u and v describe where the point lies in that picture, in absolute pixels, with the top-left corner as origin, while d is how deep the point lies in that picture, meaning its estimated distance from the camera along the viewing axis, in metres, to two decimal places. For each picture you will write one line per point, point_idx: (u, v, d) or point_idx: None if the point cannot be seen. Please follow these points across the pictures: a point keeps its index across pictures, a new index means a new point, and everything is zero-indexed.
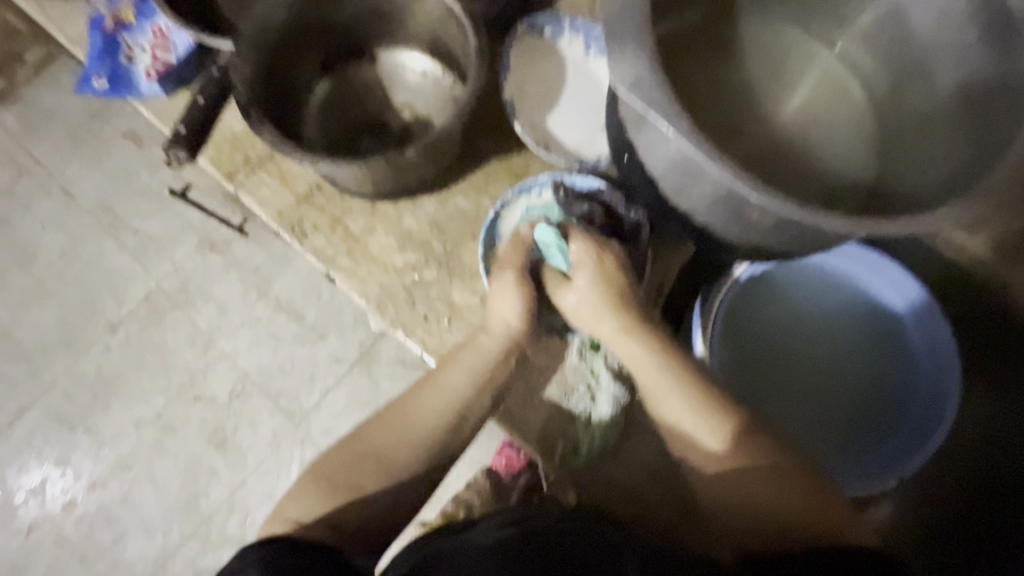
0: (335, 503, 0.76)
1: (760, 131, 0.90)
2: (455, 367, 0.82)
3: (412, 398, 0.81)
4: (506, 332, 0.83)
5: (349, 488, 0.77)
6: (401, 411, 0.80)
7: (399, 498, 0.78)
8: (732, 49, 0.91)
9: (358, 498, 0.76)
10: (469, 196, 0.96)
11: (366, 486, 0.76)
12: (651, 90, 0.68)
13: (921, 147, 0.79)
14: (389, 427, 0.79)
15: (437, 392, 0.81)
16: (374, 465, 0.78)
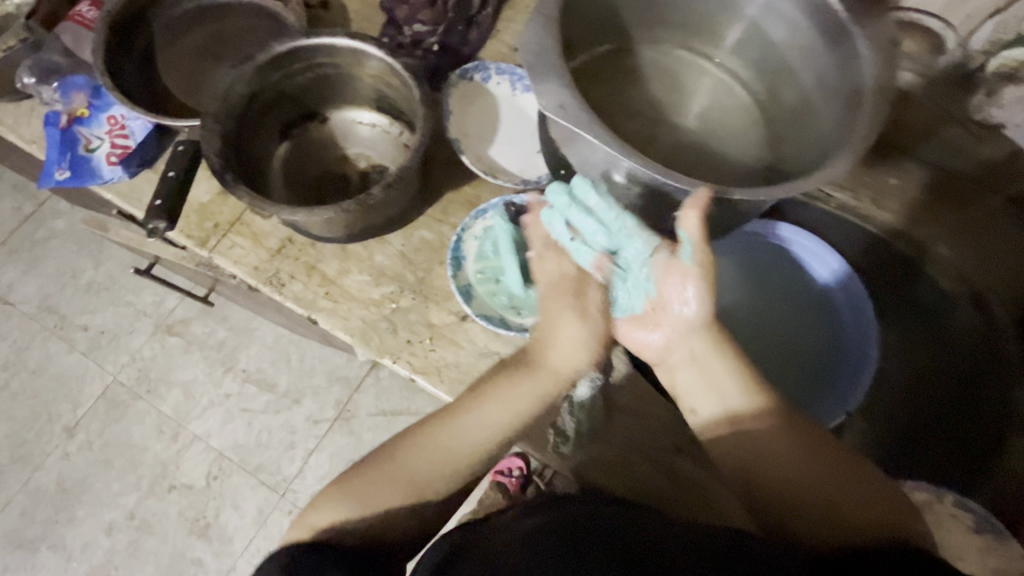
0: (369, 513, 0.80)
1: (672, 138, 1.12)
2: (512, 393, 0.89)
3: (463, 418, 0.86)
4: (573, 375, 0.92)
5: (374, 500, 0.80)
6: (452, 432, 0.86)
7: (421, 517, 0.82)
8: (635, 77, 1.15)
9: (382, 514, 0.80)
10: (432, 227, 1.05)
11: (390, 502, 0.80)
12: (572, 106, 0.79)
13: (804, 129, 1.01)
14: (428, 441, 0.85)
15: (480, 419, 0.87)
16: (414, 480, 0.82)
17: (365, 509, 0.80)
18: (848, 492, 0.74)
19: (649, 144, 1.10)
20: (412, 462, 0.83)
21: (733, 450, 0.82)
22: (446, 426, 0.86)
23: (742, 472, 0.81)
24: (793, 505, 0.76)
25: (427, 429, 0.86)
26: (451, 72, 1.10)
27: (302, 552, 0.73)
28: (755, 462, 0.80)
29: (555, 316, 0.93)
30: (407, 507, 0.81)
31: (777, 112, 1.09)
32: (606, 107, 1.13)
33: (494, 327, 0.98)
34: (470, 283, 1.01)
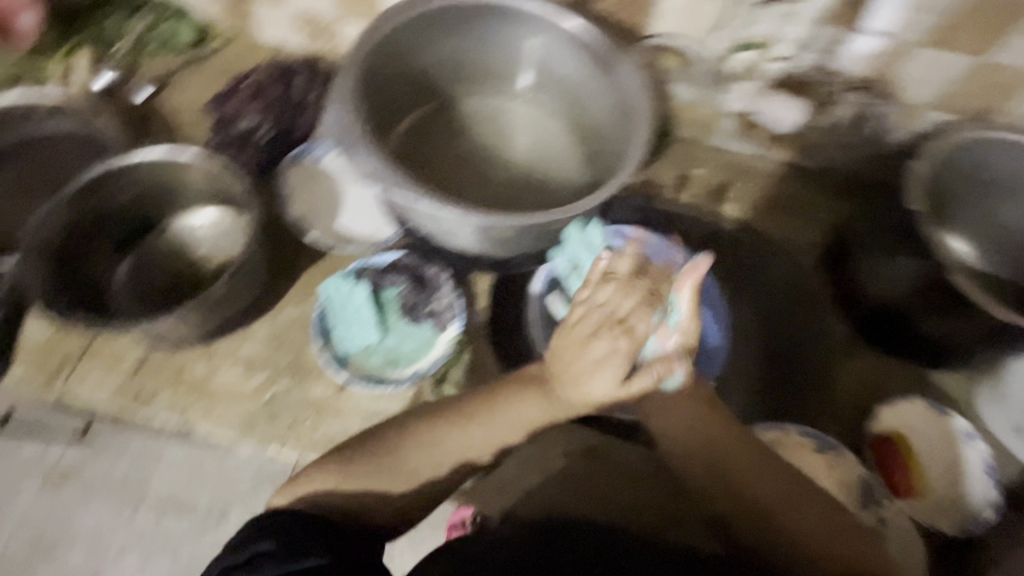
0: (357, 500, 0.70)
1: (506, 177, 1.22)
2: (516, 414, 0.73)
3: (470, 429, 0.74)
4: (585, 399, 0.70)
5: (349, 484, 0.71)
6: (462, 439, 0.74)
7: (388, 505, 0.72)
8: (459, 130, 1.25)
9: (352, 501, 0.70)
10: (295, 306, 1.08)
11: (360, 487, 0.71)
12: (383, 175, 0.89)
13: (610, 150, 1.15)
14: (426, 439, 0.74)
15: (482, 434, 0.74)
16: (414, 477, 0.73)
17: (343, 483, 0.71)
18: (811, 527, 0.70)
19: (478, 187, 1.20)
20: (412, 451, 0.73)
21: (688, 449, 0.76)
22: (450, 427, 0.74)
23: (725, 494, 0.74)
24: (754, 533, 0.72)
25: (438, 423, 0.75)
26: (282, 160, 1.15)
27: (284, 519, 0.64)
28: (729, 475, 0.74)
29: (596, 356, 0.67)
30: (405, 501, 0.72)
31: (585, 134, 1.22)
32: (431, 162, 1.22)
33: (371, 387, 1.00)
34: (341, 351, 1.03)
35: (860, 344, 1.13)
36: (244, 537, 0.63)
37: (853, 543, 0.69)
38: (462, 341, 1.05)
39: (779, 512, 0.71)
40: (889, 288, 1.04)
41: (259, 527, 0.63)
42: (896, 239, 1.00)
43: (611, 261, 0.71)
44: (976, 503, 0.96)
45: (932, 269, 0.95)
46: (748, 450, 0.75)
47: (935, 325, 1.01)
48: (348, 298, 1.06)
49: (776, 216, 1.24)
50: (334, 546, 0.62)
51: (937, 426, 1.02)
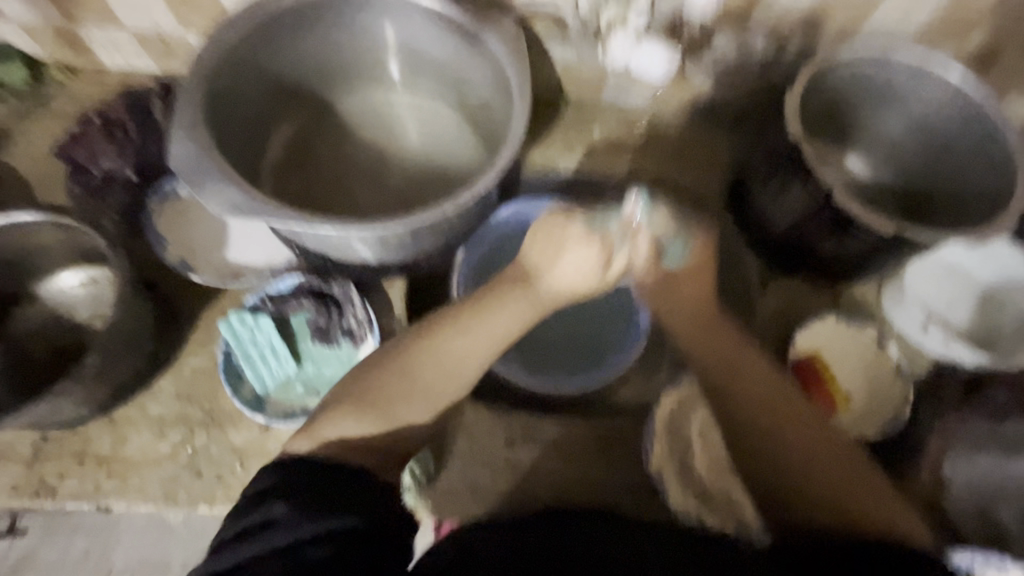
0: (379, 427, 0.71)
1: (400, 172, 1.17)
2: (494, 315, 0.77)
3: (466, 337, 0.76)
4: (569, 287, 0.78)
5: (370, 410, 0.71)
6: (457, 346, 0.75)
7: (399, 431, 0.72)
8: (343, 132, 1.19)
9: (378, 429, 0.71)
10: (200, 352, 1.01)
11: (376, 414, 0.71)
12: (245, 201, 0.80)
13: (498, 127, 1.11)
14: (435, 353, 0.75)
15: (488, 338, 0.76)
16: (419, 388, 0.74)
17: (363, 409, 0.71)
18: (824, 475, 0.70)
19: (376, 187, 1.16)
20: (406, 368, 0.73)
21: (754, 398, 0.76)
22: (440, 338, 0.75)
23: (768, 463, 0.74)
24: (773, 477, 0.73)
25: (437, 334, 0.76)
26: (147, 201, 1.06)
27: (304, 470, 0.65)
28: (780, 418, 0.74)
29: (574, 259, 0.76)
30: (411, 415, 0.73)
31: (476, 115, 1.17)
32: (323, 170, 1.17)
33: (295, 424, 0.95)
34: (256, 393, 0.97)
35: (770, 274, 1.17)
36: (258, 497, 0.63)
37: (875, 500, 0.68)
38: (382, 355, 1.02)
39: (789, 455, 0.72)
40: (783, 216, 1.06)
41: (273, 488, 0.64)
42: (780, 168, 1.03)
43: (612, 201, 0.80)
44: (894, 405, 1.02)
45: (815, 193, 0.97)
46: (790, 413, 0.74)
47: (828, 243, 1.03)
48: (252, 336, 0.98)
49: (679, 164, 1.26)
50: (350, 503, 0.63)
51: (851, 340, 1.07)
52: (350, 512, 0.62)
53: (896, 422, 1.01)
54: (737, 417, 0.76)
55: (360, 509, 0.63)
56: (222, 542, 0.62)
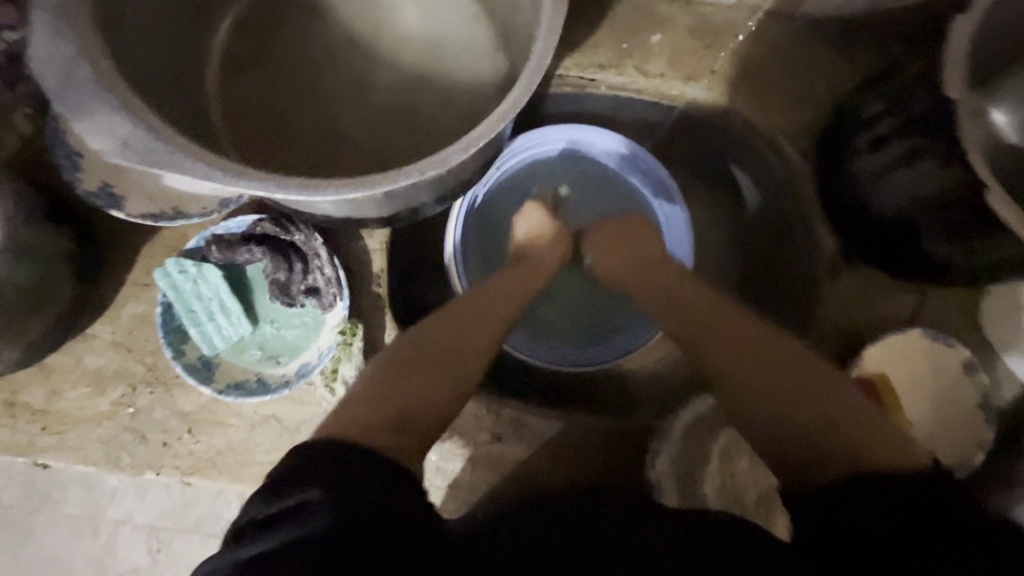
0: (377, 397, 0.62)
1: (387, 77, 0.88)
2: (490, 301, 0.76)
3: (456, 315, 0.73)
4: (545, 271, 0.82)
5: (366, 378, 0.66)
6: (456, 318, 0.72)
7: (390, 397, 0.63)
8: (315, 12, 0.89)
9: (375, 380, 0.65)
10: (141, 296, 0.85)
11: (369, 375, 0.66)
12: (140, 138, 0.55)
13: (521, 19, 0.80)
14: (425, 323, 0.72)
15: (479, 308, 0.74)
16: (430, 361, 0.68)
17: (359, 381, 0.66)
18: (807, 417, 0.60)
19: (360, 98, 0.87)
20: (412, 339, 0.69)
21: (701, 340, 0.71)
22: (437, 317, 0.72)
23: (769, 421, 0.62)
24: (756, 423, 0.64)
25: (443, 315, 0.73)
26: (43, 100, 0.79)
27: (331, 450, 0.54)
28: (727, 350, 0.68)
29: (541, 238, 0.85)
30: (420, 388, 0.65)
31: (493, 3, 0.86)
32: (290, 65, 0.87)
33: (246, 397, 0.81)
34: (202, 355, 0.82)
35: (845, 260, 0.92)
36: (292, 475, 0.51)
37: (855, 426, 0.58)
38: (352, 325, 0.83)
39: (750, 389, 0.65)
40: (895, 195, 0.79)
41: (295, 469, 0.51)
42: (911, 129, 0.73)
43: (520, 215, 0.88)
44: (966, 447, 0.84)
45: (955, 173, 0.69)
46: (760, 349, 0.67)
47: (943, 244, 0.78)
48: (196, 288, 0.81)
49: (757, 96, 0.95)
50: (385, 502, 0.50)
51: (933, 363, 0.85)
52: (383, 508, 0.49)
53: (962, 465, 0.84)
54: (721, 383, 0.67)
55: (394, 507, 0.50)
56: (248, 528, 0.49)
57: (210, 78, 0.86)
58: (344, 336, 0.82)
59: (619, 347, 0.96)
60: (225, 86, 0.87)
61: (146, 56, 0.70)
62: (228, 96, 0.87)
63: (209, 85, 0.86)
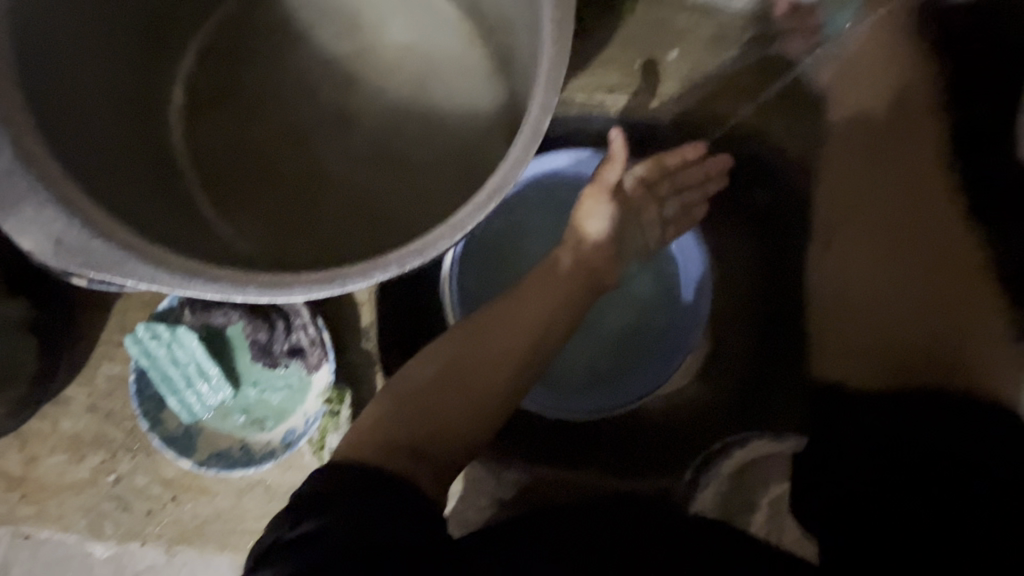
0: (421, 415, 0.64)
1: (372, 110, 0.79)
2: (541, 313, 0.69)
3: (509, 330, 0.68)
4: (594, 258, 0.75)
5: (427, 394, 0.65)
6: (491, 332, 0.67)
7: (449, 411, 0.64)
8: (292, 36, 0.80)
9: (438, 391, 0.65)
10: (115, 356, 0.79)
11: (438, 387, 0.65)
12: (77, 235, 0.48)
13: (518, 45, 0.70)
14: (488, 331, 0.68)
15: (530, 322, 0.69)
16: (466, 380, 0.66)
17: (422, 394, 0.65)
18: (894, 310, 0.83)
19: (343, 136, 0.79)
20: (436, 360, 0.67)
21: (895, 199, 0.83)
22: (496, 322, 0.68)
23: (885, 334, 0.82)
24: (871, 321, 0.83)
25: (468, 325, 0.69)
26: None
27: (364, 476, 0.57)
28: (845, 316, 0.84)
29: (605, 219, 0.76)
30: (462, 408, 0.65)
31: (488, 21, 0.75)
32: (268, 100, 0.80)
33: (229, 469, 0.77)
34: (181, 423, 0.78)
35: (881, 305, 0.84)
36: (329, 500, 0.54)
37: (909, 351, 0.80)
38: (339, 392, 0.78)
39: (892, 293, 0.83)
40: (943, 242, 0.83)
41: (305, 502, 0.55)
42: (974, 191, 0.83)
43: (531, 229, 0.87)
44: None
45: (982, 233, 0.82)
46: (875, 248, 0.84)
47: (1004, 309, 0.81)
48: (171, 353, 0.75)
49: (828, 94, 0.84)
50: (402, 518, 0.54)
51: None
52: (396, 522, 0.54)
53: None
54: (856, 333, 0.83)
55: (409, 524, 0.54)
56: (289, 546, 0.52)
57: (176, 113, 0.78)
58: (330, 406, 0.77)
59: (656, 379, 0.84)
60: (193, 125, 0.79)
61: (99, 106, 0.63)
62: (197, 135, 0.79)
63: (174, 123, 0.78)
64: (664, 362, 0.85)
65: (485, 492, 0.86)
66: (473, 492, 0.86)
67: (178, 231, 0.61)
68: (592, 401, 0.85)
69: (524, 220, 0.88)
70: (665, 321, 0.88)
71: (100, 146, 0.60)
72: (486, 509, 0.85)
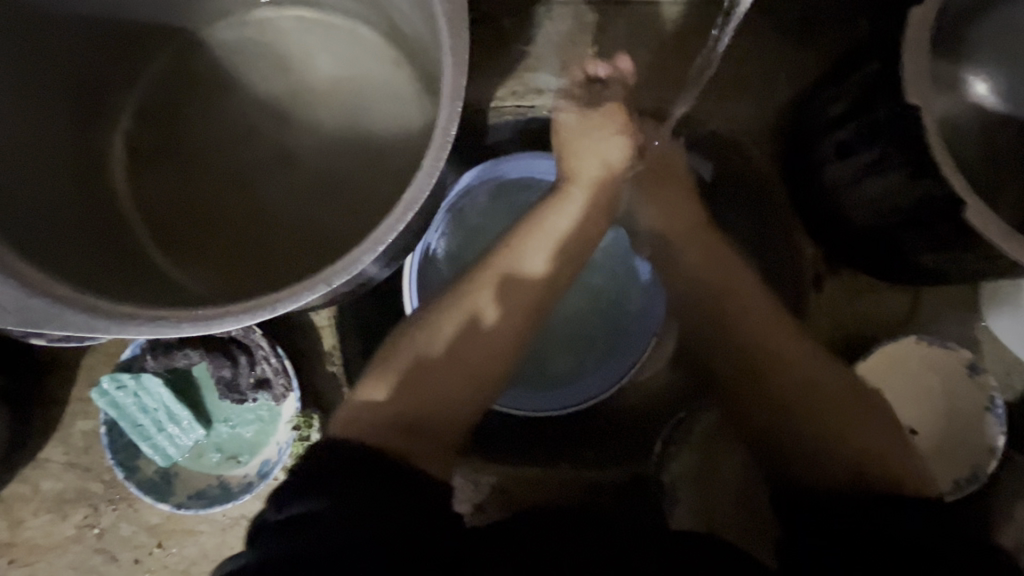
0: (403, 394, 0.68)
1: (308, 141, 0.82)
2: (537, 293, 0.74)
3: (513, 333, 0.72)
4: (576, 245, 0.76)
5: (410, 378, 0.69)
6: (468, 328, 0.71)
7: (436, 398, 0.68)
8: (224, 81, 0.83)
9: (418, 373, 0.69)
10: (88, 412, 0.81)
11: (426, 368, 0.69)
12: (15, 296, 0.50)
13: (436, 62, 0.73)
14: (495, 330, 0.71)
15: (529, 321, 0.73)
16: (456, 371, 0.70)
17: (410, 376, 0.69)
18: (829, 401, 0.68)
19: (282, 172, 0.81)
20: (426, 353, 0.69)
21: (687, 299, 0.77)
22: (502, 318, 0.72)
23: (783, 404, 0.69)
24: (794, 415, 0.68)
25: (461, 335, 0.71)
26: None
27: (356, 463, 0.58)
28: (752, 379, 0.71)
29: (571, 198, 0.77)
30: (447, 399, 0.69)
31: (408, 45, 0.78)
32: (207, 147, 0.82)
33: (209, 506, 0.78)
34: (157, 468, 0.79)
35: (828, 265, 0.86)
36: (306, 482, 0.56)
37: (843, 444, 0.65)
38: (306, 418, 0.81)
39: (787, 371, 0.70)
40: (867, 207, 0.71)
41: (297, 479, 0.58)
42: (886, 146, 0.64)
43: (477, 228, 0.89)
44: (976, 455, 0.79)
45: (929, 186, 0.62)
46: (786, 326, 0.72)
47: (980, 260, 0.66)
48: (139, 401, 0.77)
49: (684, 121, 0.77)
50: (385, 501, 0.56)
51: (928, 372, 0.81)
52: (383, 505, 0.55)
53: (975, 478, 0.79)
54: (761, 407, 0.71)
55: (395, 509, 0.55)
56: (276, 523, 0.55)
57: (119, 169, 0.81)
58: (300, 432, 0.79)
59: (636, 347, 0.85)
60: (138, 178, 0.82)
61: (37, 172, 0.65)
62: (142, 189, 0.81)
63: (118, 180, 0.80)
64: (639, 326, 0.86)
65: (461, 500, 0.85)
66: (450, 497, 0.85)
67: (125, 284, 0.63)
68: (581, 385, 0.85)
69: (482, 224, 0.89)
70: (608, 347, 0.87)
71: (39, 209, 0.62)
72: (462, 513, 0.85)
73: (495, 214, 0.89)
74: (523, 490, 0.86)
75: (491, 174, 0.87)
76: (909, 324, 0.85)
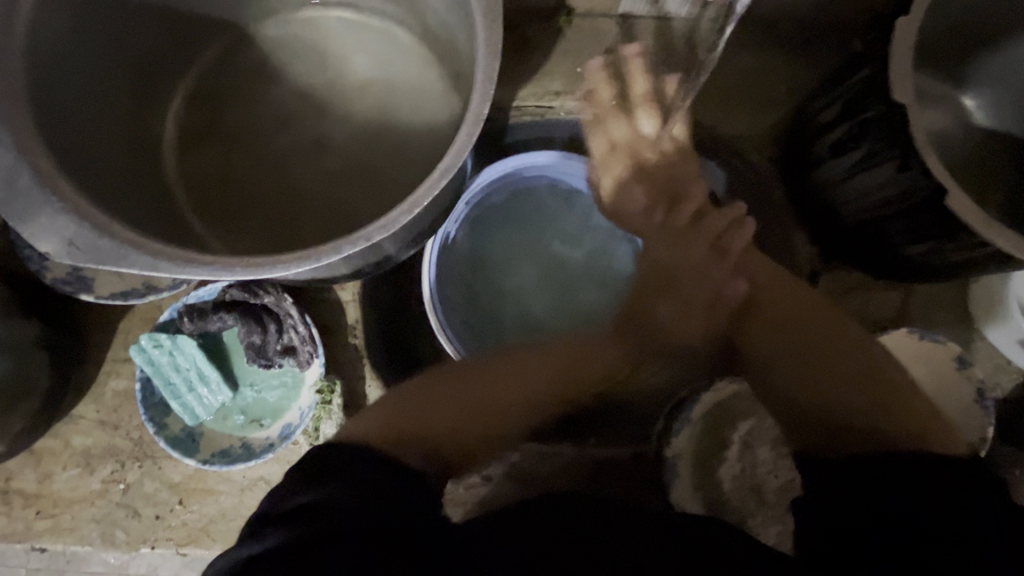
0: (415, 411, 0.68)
1: (343, 129, 0.89)
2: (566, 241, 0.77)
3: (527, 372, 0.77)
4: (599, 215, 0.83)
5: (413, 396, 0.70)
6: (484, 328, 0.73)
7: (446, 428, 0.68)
8: (269, 71, 0.91)
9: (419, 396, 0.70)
10: (121, 372, 0.86)
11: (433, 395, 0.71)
12: (86, 236, 0.56)
13: (466, 59, 0.80)
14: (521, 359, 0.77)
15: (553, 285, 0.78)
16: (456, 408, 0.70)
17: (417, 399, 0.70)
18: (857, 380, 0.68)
19: (317, 155, 0.88)
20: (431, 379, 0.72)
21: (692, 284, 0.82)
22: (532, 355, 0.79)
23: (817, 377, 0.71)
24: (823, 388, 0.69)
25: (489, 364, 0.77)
26: None
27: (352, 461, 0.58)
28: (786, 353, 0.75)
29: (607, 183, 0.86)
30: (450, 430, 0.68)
31: (440, 44, 0.85)
32: (251, 130, 0.89)
33: (231, 465, 0.82)
34: (184, 426, 0.83)
35: (824, 261, 0.91)
36: (304, 477, 0.55)
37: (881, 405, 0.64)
38: (329, 382, 0.84)
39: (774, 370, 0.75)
40: (859, 202, 0.77)
41: (292, 478, 0.56)
42: (874, 142, 0.71)
43: (490, 218, 0.92)
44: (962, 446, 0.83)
45: (913, 178, 0.68)
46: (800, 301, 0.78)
47: (964, 251, 0.71)
48: (172, 360, 0.82)
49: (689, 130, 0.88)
50: (391, 496, 0.55)
51: (919, 365, 0.85)
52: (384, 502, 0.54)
53: None
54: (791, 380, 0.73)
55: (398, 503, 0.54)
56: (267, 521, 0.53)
57: (169, 147, 0.87)
58: (322, 396, 0.84)
59: (638, 344, 0.87)
60: (184, 155, 0.88)
61: (100, 143, 0.72)
62: (188, 164, 0.88)
63: (167, 158, 0.87)
64: (645, 324, 0.88)
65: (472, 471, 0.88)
66: (461, 466, 0.88)
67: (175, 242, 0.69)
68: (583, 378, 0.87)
69: (499, 218, 0.92)
70: None
71: (103, 173, 0.68)
72: (472, 481, 0.88)
73: (514, 210, 0.92)
74: (529, 467, 0.89)
75: (513, 168, 0.90)
76: (901, 320, 0.90)
